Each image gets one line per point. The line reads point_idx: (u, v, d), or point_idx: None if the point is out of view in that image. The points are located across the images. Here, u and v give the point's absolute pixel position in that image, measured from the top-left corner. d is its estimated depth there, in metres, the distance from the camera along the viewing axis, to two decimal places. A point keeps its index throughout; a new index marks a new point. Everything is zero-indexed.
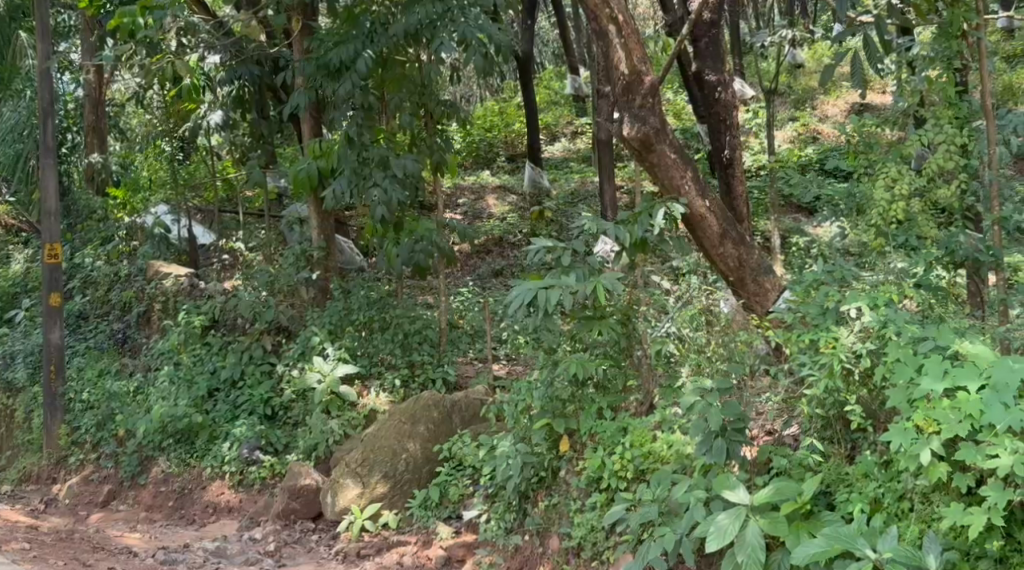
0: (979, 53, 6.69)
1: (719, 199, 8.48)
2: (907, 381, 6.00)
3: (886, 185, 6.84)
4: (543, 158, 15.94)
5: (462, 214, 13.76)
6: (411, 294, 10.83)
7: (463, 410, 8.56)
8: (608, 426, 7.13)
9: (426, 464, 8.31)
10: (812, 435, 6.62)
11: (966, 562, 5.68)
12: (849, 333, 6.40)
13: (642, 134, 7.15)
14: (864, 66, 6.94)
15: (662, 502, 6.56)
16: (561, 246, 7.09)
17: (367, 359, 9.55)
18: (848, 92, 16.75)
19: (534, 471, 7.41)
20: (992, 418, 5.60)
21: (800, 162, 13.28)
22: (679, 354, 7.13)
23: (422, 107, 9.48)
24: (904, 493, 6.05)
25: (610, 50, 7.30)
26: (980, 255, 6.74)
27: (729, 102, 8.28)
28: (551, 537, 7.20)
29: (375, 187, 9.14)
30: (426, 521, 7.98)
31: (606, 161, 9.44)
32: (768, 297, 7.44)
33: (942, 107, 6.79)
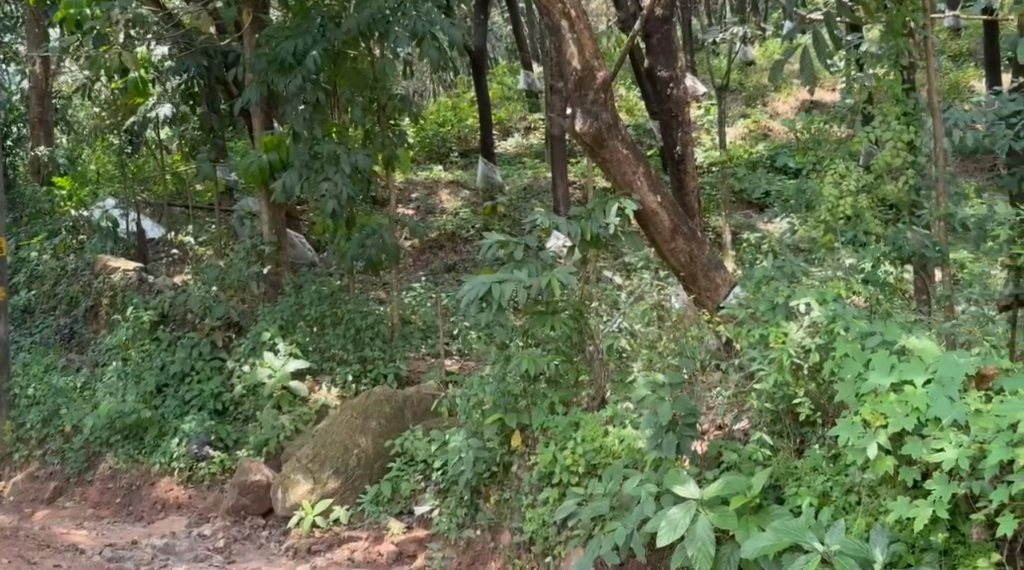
0: (928, 51, 6.78)
1: (670, 194, 8.52)
2: (855, 375, 6.06)
3: (833, 182, 7.07)
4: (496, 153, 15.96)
5: (414, 209, 13.75)
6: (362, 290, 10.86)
7: (415, 406, 8.54)
8: (560, 421, 7.14)
9: (377, 460, 8.29)
10: (763, 429, 6.61)
11: (911, 553, 5.76)
12: (799, 328, 6.46)
13: (595, 129, 7.17)
14: (813, 61, 6.99)
15: (613, 496, 6.60)
16: (514, 242, 7.14)
17: (318, 354, 9.55)
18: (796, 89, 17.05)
19: (485, 467, 7.45)
20: (938, 411, 5.68)
21: (750, 159, 13.41)
22: (631, 349, 7.15)
23: (374, 103, 9.44)
24: (852, 487, 6.10)
25: (562, 46, 7.29)
26: (925, 251, 6.77)
27: (681, 98, 8.35)
28: (502, 532, 7.24)
29: (326, 180, 9.11)
30: (377, 517, 7.98)
31: (558, 157, 9.44)
32: (719, 291, 7.50)
33: (890, 104, 6.91)
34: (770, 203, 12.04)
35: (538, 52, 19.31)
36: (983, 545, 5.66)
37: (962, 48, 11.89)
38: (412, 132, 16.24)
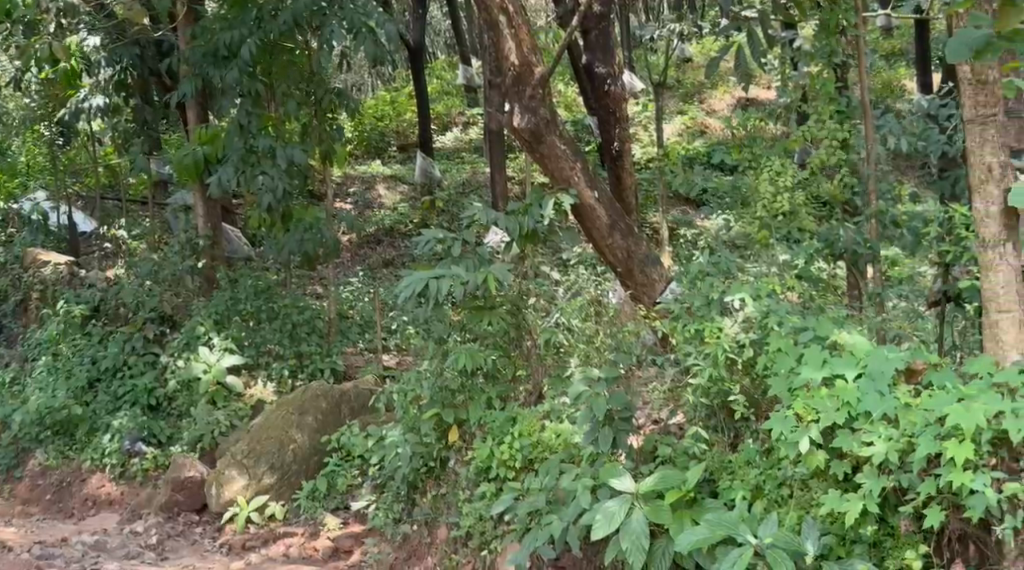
0: (858, 51, 6.86)
1: (608, 189, 8.56)
2: (788, 370, 6.13)
3: (769, 179, 7.19)
4: (434, 148, 15.93)
5: (352, 203, 13.68)
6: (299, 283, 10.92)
7: (351, 401, 8.57)
8: (497, 417, 7.15)
9: (314, 455, 8.27)
10: (697, 423, 6.66)
11: (842, 547, 5.86)
12: (733, 323, 6.52)
13: (532, 125, 7.19)
14: (748, 60, 7.07)
15: (550, 491, 6.62)
16: (452, 237, 7.15)
17: (254, 348, 9.49)
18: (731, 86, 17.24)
19: (422, 462, 7.42)
20: (868, 406, 5.76)
21: (687, 155, 13.55)
22: (567, 345, 7.16)
23: (312, 96, 9.36)
24: (784, 481, 6.17)
25: (499, 41, 7.29)
26: (857, 247, 6.85)
27: (618, 94, 8.39)
28: (438, 527, 7.25)
29: (262, 174, 9.06)
30: (314, 513, 7.95)
31: (496, 154, 9.43)
32: (656, 287, 7.46)
33: (825, 103, 6.94)
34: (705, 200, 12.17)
35: (477, 46, 19.28)
36: (911, 537, 5.76)
37: (892, 48, 12.11)
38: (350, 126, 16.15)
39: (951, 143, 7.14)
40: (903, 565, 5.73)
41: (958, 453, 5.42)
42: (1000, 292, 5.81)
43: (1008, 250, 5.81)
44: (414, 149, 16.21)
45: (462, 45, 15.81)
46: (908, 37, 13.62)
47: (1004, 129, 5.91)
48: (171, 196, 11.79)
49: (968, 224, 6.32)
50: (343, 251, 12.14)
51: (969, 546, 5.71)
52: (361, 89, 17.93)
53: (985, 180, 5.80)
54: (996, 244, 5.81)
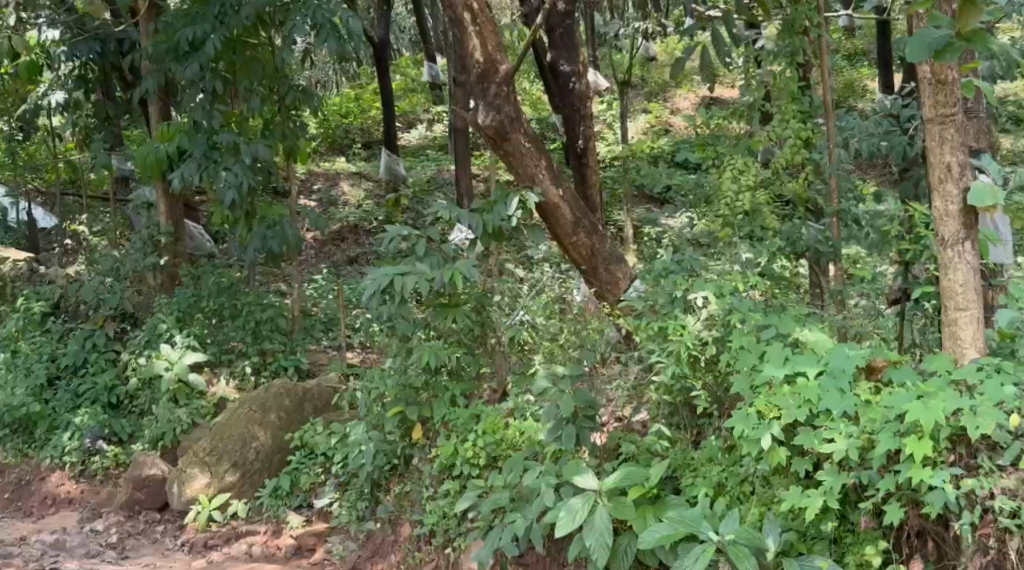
0: (821, 50, 6.90)
1: (573, 187, 8.58)
2: (750, 368, 6.16)
3: (732, 176, 7.09)
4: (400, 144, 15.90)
5: (317, 200, 13.63)
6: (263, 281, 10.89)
7: (314, 398, 8.54)
8: (460, 414, 7.13)
9: (277, 453, 8.23)
10: (660, 420, 6.70)
11: (802, 543, 5.91)
12: (696, 321, 6.53)
13: (497, 122, 7.18)
14: (711, 59, 7.10)
15: (513, 488, 6.63)
16: (417, 234, 7.13)
17: (217, 346, 9.47)
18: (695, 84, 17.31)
19: (386, 460, 7.43)
20: (829, 403, 5.79)
21: (651, 153, 13.59)
22: (531, 341, 7.19)
23: (275, 92, 9.31)
24: (746, 478, 6.20)
25: (464, 38, 7.27)
26: (818, 245, 7.01)
27: (583, 92, 8.41)
28: (402, 525, 7.25)
29: (225, 170, 9.03)
30: (276, 510, 7.92)
31: (462, 151, 9.44)
32: (619, 285, 7.51)
33: (787, 103, 6.97)
34: (670, 198, 12.21)
35: (442, 43, 19.26)
36: (870, 533, 5.80)
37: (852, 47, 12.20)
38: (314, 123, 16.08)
39: (912, 143, 7.19)
40: (863, 561, 5.78)
41: (917, 450, 5.46)
42: (959, 290, 5.87)
43: (968, 249, 5.85)
44: (379, 146, 16.18)
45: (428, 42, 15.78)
46: (869, 37, 13.75)
47: (963, 129, 5.95)
48: (134, 191, 11.72)
49: (929, 222, 6.34)
50: (308, 248, 12.16)
51: (927, 541, 5.74)
52: (326, 85, 17.87)
53: (945, 178, 5.83)
54: (955, 243, 5.85)
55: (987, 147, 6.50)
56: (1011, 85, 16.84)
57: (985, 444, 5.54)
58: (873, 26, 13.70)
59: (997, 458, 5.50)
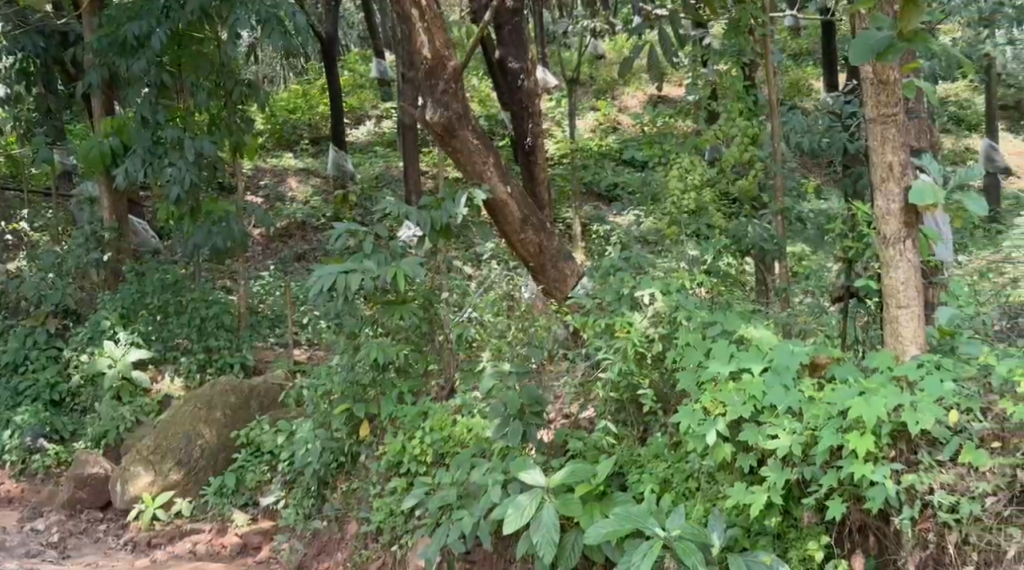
0: (766, 51, 7.00)
1: (522, 184, 8.60)
2: (696, 364, 6.21)
3: (678, 175, 7.16)
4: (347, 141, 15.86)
5: (263, 196, 13.53)
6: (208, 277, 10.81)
7: (261, 396, 8.49)
8: (409, 411, 7.16)
9: (222, 451, 8.18)
10: (607, 417, 6.69)
11: (747, 538, 5.96)
12: (643, 318, 6.57)
13: (445, 119, 7.18)
14: (658, 58, 7.16)
15: (460, 486, 6.62)
16: (364, 231, 7.12)
17: (161, 343, 9.40)
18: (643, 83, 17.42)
19: (333, 457, 7.39)
20: (773, 399, 5.84)
21: (599, 151, 13.66)
22: (480, 338, 7.26)
23: (222, 87, 9.24)
24: (691, 474, 6.25)
25: (412, 34, 7.24)
26: (765, 243, 7.03)
27: (531, 89, 8.40)
28: (349, 522, 7.21)
29: (170, 166, 8.99)
30: (221, 509, 7.86)
31: (410, 146, 9.41)
32: (567, 283, 7.57)
33: (733, 102, 7.03)
34: (618, 196, 12.27)
35: (390, 40, 19.23)
36: (813, 528, 5.87)
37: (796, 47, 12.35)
38: (263, 119, 15.98)
39: (853, 141, 7.28)
40: (806, 556, 5.83)
41: (859, 445, 5.52)
42: (901, 287, 5.94)
43: (909, 247, 5.94)
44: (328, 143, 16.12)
45: (377, 39, 15.76)
46: (814, 37, 13.93)
47: (904, 129, 6.01)
48: (76, 186, 11.61)
49: (872, 220, 6.38)
50: (254, 244, 12.09)
51: (868, 536, 5.81)
52: (272, 81, 17.78)
53: (887, 178, 5.89)
54: (896, 242, 5.94)
55: (927, 147, 6.62)
56: (951, 85, 17.16)
57: (925, 440, 5.60)
58: (817, 26, 13.88)
59: (937, 453, 5.58)
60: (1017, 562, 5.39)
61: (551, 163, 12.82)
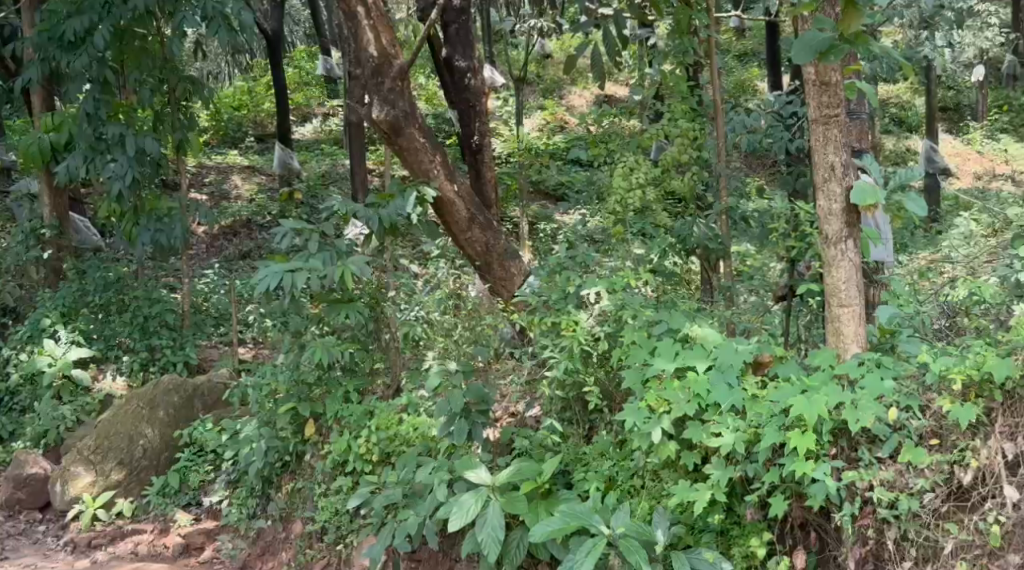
0: (710, 52, 7.05)
1: (468, 182, 8.60)
2: (641, 363, 6.22)
3: (623, 174, 7.15)
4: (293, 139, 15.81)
5: (208, 193, 13.44)
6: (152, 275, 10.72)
7: (205, 395, 8.37)
8: (354, 411, 7.10)
9: (165, 451, 8.08)
10: (552, 415, 6.73)
11: (690, 535, 6.00)
12: (589, 317, 6.60)
13: (391, 117, 7.17)
14: (603, 57, 7.24)
15: (406, 485, 6.61)
16: (310, 229, 7.01)
17: (103, 342, 9.31)
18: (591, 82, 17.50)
19: (277, 457, 7.33)
20: (718, 397, 5.86)
21: (547, 151, 13.71)
22: (427, 337, 7.21)
23: (165, 83, 9.19)
24: (636, 471, 6.28)
25: (358, 32, 7.23)
26: (709, 243, 7.12)
27: (478, 88, 8.43)
28: (294, 522, 7.20)
29: (112, 161, 8.93)
30: (163, 509, 7.77)
31: (357, 143, 9.38)
32: (514, 281, 7.62)
33: (678, 102, 7.15)
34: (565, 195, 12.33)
35: (336, 37, 19.18)
36: (756, 525, 5.88)
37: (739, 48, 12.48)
38: (208, 116, 15.86)
39: (795, 141, 7.38)
40: (748, 553, 5.87)
41: (801, 443, 5.56)
42: (842, 286, 6.01)
43: (850, 247, 6.01)
44: (273, 140, 16.02)
45: (323, 37, 15.70)
46: (758, 38, 14.07)
47: (846, 129, 6.05)
48: (15, 183, 11.45)
49: (814, 220, 6.48)
50: (199, 244, 12.04)
51: (809, 532, 5.87)
52: (217, 77, 17.66)
53: (828, 178, 5.94)
54: (838, 241, 6.00)
55: (868, 148, 6.71)
56: (891, 87, 17.40)
57: (865, 437, 5.67)
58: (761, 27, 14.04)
59: (876, 450, 5.64)
60: (953, 558, 5.53)
61: (499, 162, 12.85)
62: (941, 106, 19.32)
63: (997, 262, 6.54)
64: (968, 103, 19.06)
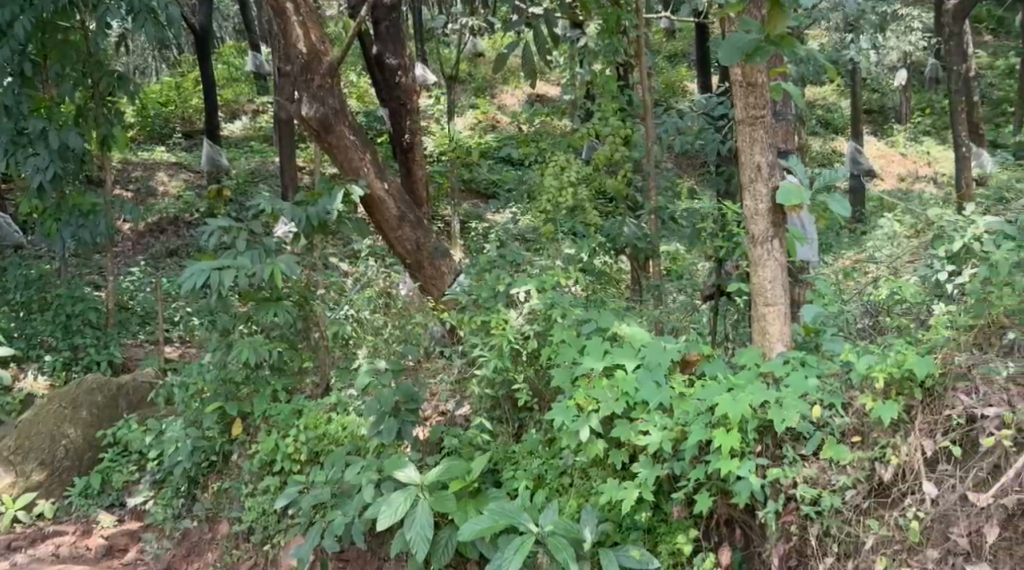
0: (639, 52, 7.11)
1: (399, 180, 8.63)
2: (570, 361, 6.22)
3: (554, 172, 7.18)
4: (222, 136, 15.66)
5: (133, 189, 13.27)
6: (77, 273, 10.53)
7: (130, 394, 8.25)
8: (282, 410, 7.07)
9: (88, 451, 7.93)
10: (481, 414, 6.77)
11: (618, 533, 6.03)
12: (518, 316, 6.60)
13: (321, 115, 7.14)
14: (534, 56, 7.24)
15: (335, 484, 6.59)
16: (238, 227, 6.90)
17: (25, 341, 9.11)
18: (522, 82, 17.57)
19: (204, 456, 7.26)
20: (646, 395, 5.89)
21: (479, 150, 13.75)
22: (356, 336, 7.22)
23: (89, 78, 9.08)
24: (564, 470, 6.30)
25: (287, 28, 7.17)
26: (638, 242, 7.12)
27: (408, 86, 8.45)
28: (220, 522, 7.15)
29: (32, 157, 8.81)
30: (86, 510, 7.63)
31: (286, 140, 9.36)
32: (444, 280, 7.58)
33: (607, 101, 7.20)
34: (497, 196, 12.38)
35: (264, 33, 19.03)
36: (682, 522, 5.91)
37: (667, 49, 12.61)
38: (134, 110, 15.67)
39: (725, 143, 7.47)
40: (675, 550, 5.91)
41: (725, 442, 5.60)
42: (767, 286, 6.07)
43: (776, 247, 6.06)
44: (201, 136, 15.87)
45: (253, 33, 15.59)
46: (687, 39, 14.24)
47: (772, 129, 6.11)
48: None
49: (740, 220, 6.59)
50: (123, 240, 11.89)
51: (734, 529, 5.91)
52: (143, 72, 17.44)
53: (755, 178, 5.98)
54: (764, 241, 6.05)
55: (794, 149, 6.78)
56: (817, 89, 17.68)
57: (789, 435, 5.74)
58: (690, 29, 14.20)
59: (800, 448, 5.71)
60: (874, 554, 5.56)
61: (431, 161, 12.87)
62: (866, 108, 19.62)
63: (919, 262, 6.62)
64: (892, 105, 19.32)
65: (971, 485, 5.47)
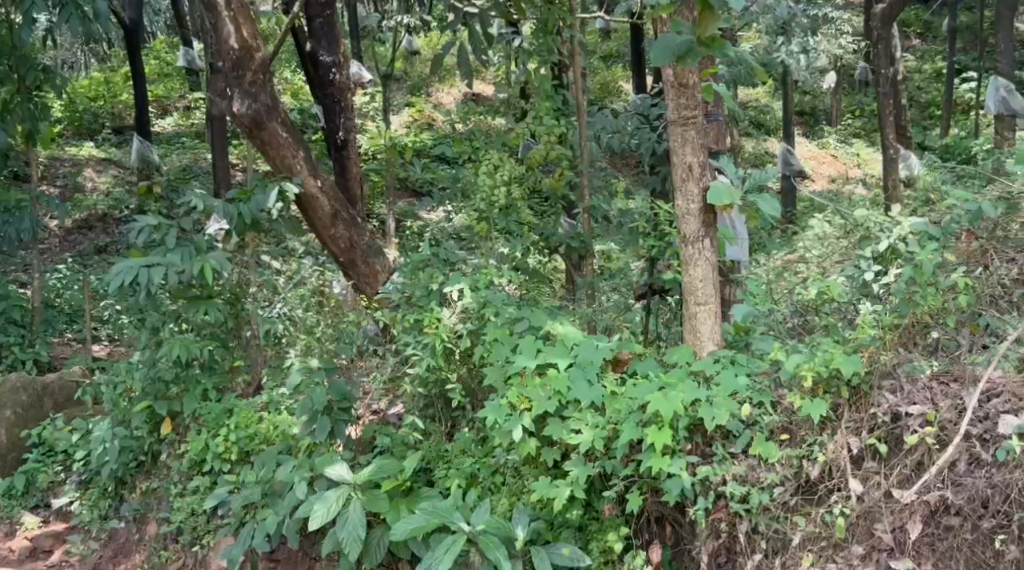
0: (573, 52, 7.14)
1: (333, 178, 8.59)
2: (504, 360, 6.19)
3: (487, 171, 7.15)
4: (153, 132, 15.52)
5: (61, 186, 13.08)
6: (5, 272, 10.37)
7: (55, 394, 8.04)
8: (212, 408, 7.00)
9: (11, 451, 7.80)
10: (414, 413, 6.75)
11: (550, 531, 6.02)
12: (451, 314, 6.56)
13: (252, 111, 7.09)
14: (469, 55, 7.24)
15: (266, 484, 6.52)
16: (167, 225, 6.82)
17: None
18: (458, 81, 17.60)
19: (132, 457, 7.16)
20: (578, 393, 5.88)
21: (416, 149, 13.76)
22: (288, 335, 7.21)
23: (15, 72, 8.94)
24: (497, 468, 6.29)
25: (218, 23, 7.08)
26: (571, 243, 7.21)
27: (343, 84, 8.39)
28: (148, 523, 7.06)
29: None
30: (9, 511, 7.49)
31: (218, 137, 9.26)
32: (378, 278, 7.57)
33: (542, 99, 7.21)
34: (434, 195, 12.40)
35: (196, 28, 18.87)
36: (614, 520, 5.93)
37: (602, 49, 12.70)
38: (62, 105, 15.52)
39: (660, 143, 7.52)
40: (606, 548, 5.91)
41: (658, 440, 5.61)
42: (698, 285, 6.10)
43: (707, 246, 6.09)
44: (131, 132, 15.72)
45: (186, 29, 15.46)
46: (623, 40, 14.33)
47: (703, 130, 6.15)
48: None
49: (673, 220, 6.65)
50: (51, 238, 11.73)
51: (665, 527, 5.95)
52: (73, 67, 17.23)
53: (687, 178, 6.01)
54: (695, 240, 6.08)
55: (728, 149, 6.82)
56: (749, 91, 17.90)
57: (719, 434, 5.77)
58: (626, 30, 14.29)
59: (730, 446, 5.74)
60: (800, 550, 5.61)
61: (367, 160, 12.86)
62: (797, 109, 19.90)
63: (846, 263, 6.75)
64: (823, 108, 19.54)
65: (896, 483, 5.55)
